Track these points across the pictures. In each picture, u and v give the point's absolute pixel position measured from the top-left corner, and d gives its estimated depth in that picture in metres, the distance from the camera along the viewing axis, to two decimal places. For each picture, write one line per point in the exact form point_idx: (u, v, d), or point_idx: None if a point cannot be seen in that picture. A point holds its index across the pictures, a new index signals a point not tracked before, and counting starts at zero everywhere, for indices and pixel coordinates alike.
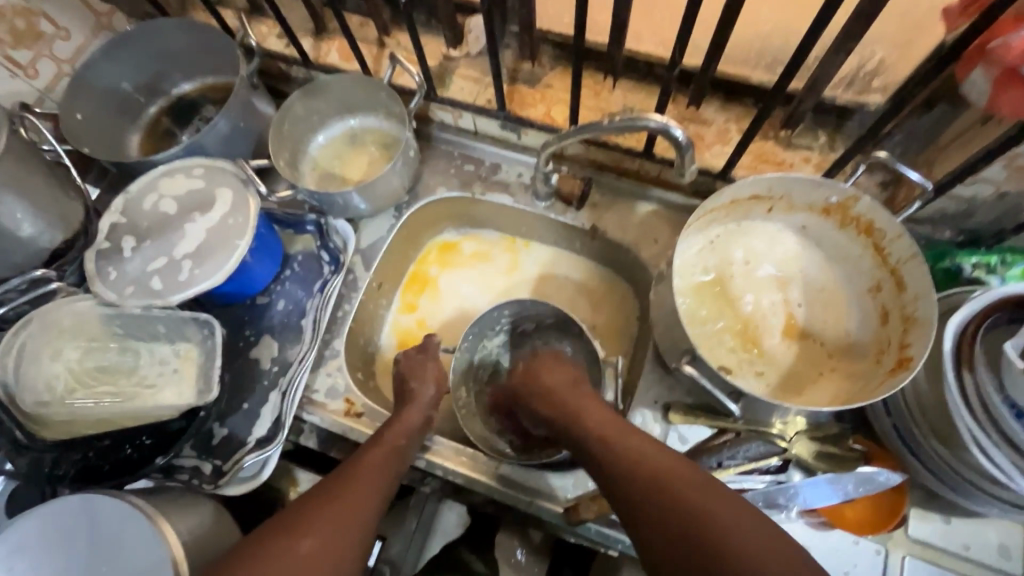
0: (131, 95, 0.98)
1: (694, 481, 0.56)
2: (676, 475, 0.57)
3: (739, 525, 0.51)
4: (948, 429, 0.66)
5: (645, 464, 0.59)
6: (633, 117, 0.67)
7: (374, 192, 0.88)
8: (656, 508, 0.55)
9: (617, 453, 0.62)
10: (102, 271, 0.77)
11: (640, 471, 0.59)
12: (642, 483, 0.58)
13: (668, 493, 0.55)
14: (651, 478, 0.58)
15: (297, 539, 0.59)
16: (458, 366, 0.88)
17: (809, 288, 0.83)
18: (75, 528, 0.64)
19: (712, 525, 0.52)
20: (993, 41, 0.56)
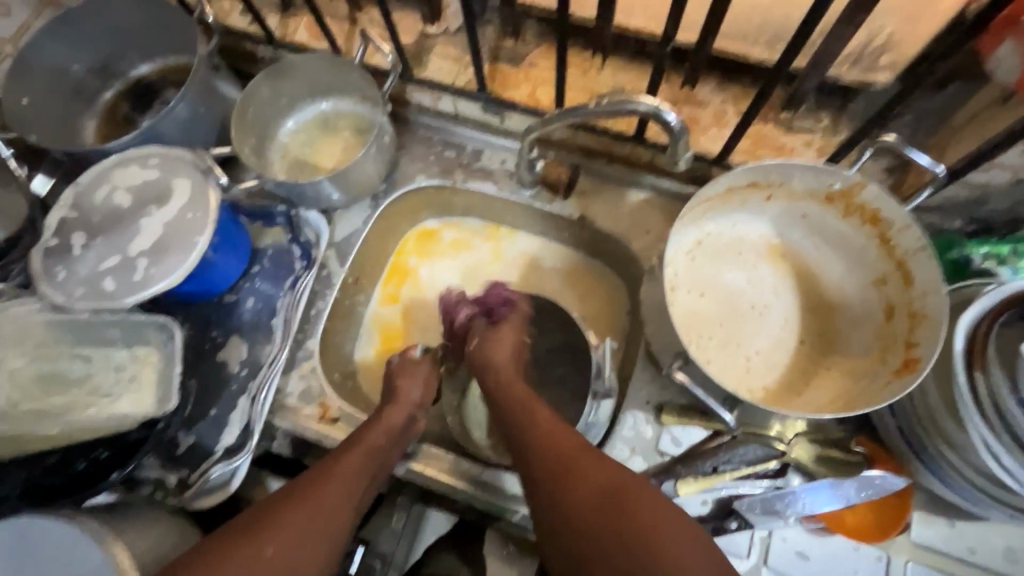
0: (83, 77, 0.91)
1: (640, 493, 0.55)
2: (622, 487, 0.56)
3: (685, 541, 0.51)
4: (956, 433, 0.62)
5: (588, 477, 0.57)
6: (622, 100, 0.62)
7: (347, 182, 0.82)
8: (598, 524, 0.54)
9: (551, 461, 0.60)
10: (50, 271, 0.71)
11: (583, 481, 0.57)
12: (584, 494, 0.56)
13: (611, 506, 0.55)
14: (594, 490, 0.56)
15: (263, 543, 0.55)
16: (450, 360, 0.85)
17: (727, 336, 0.76)
18: (19, 555, 0.60)
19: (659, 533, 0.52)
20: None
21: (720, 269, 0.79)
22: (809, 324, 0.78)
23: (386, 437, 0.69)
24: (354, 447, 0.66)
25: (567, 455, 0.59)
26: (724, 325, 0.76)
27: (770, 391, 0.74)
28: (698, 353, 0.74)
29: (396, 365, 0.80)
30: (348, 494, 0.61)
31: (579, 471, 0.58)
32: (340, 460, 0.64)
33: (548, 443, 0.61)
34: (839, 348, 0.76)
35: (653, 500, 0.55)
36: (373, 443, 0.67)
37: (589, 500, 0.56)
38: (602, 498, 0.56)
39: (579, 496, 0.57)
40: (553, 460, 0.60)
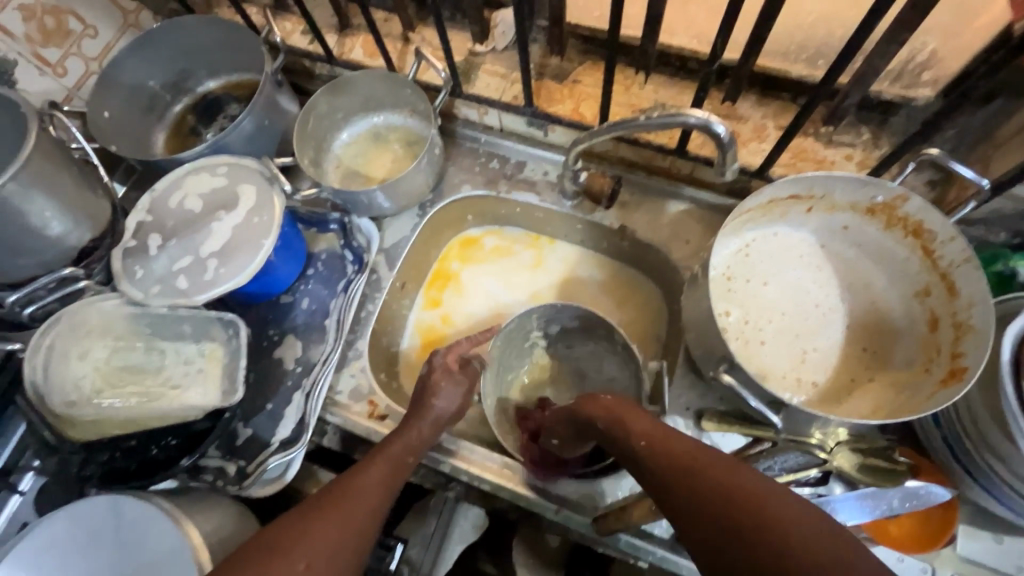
0: (157, 92, 0.98)
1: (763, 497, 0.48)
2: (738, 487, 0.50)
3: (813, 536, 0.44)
4: (1002, 443, 0.62)
5: (713, 484, 0.51)
6: (671, 113, 0.64)
7: (399, 190, 0.86)
8: (740, 537, 0.47)
9: (669, 460, 0.55)
10: (129, 270, 0.77)
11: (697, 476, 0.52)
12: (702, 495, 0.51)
13: (744, 516, 0.47)
14: (714, 492, 0.50)
15: (294, 550, 0.56)
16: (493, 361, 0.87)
17: (792, 322, 0.78)
18: (102, 531, 0.65)
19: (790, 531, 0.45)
20: None
21: (781, 267, 0.81)
22: (861, 333, 0.78)
23: (414, 457, 0.72)
24: (379, 461, 0.68)
25: (685, 463, 0.54)
26: (786, 316, 0.78)
27: (820, 387, 0.76)
28: (754, 334, 0.78)
29: (432, 375, 0.78)
30: (372, 506, 0.64)
31: (704, 480, 0.52)
32: (365, 472, 0.66)
33: (666, 455, 0.56)
34: (893, 358, 0.76)
35: (794, 506, 0.47)
36: (398, 456, 0.70)
37: (709, 504, 0.50)
38: (732, 504, 0.49)
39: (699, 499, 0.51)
40: (674, 471, 0.54)
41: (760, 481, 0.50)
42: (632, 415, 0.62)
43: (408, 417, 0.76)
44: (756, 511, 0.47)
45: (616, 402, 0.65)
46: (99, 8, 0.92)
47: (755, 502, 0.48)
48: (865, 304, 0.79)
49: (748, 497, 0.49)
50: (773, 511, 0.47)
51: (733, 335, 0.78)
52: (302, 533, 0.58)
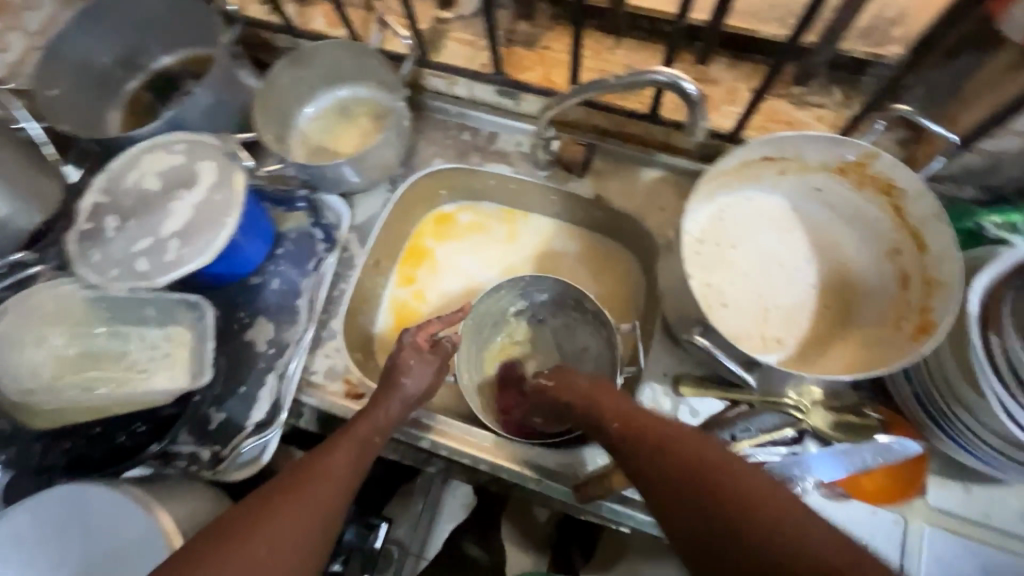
0: (108, 69, 0.94)
1: (739, 474, 0.49)
2: (715, 464, 0.50)
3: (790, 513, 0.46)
4: (971, 395, 0.63)
5: (689, 469, 0.51)
6: (639, 72, 0.63)
7: (368, 163, 0.84)
8: (699, 504, 0.49)
9: (640, 436, 0.56)
10: (85, 253, 0.73)
11: (678, 458, 0.52)
12: (679, 472, 0.51)
13: (717, 492, 0.48)
14: (689, 468, 0.51)
15: (252, 539, 0.55)
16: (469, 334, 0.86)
17: (763, 285, 0.78)
18: (68, 520, 0.64)
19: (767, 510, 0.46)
20: None
21: (753, 231, 0.81)
22: (829, 294, 0.79)
23: (381, 435, 0.70)
24: (344, 443, 0.66)
25: (657, 443, 0.54)
26: (750, 278, 0.79)
27: (784, 346, 0.76)
28: (716, 297, 0.78)
29: (401, 353, 0.75)
30: (334, 488, 0.62)
31: (677, 463, 0.52)
32: (331, 451, 0.65)
33: (637, 437, 0.56)
34: (858, 318, 0.77)
35: (757, 480, 0.48)
36: (363, 436, 0.68)
37: (686, 478, 0.51)
38: (696, 480, 0.50)
39: (676, 476, 0.51)
40: (647, 453, 0.54)
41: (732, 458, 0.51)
42: (603, 397, 0.62)
43: (380, 391, 0.73)
44: (729, 490, 0.48)
45: (593, 382, 0.65)
46: None
47: (721, 479, 0.49)
48: (836, 266, 0.80)
49: (716, 469, 0.50)
50: (738, 482, 0.48)
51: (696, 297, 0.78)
52: (261, 521, 0.57)
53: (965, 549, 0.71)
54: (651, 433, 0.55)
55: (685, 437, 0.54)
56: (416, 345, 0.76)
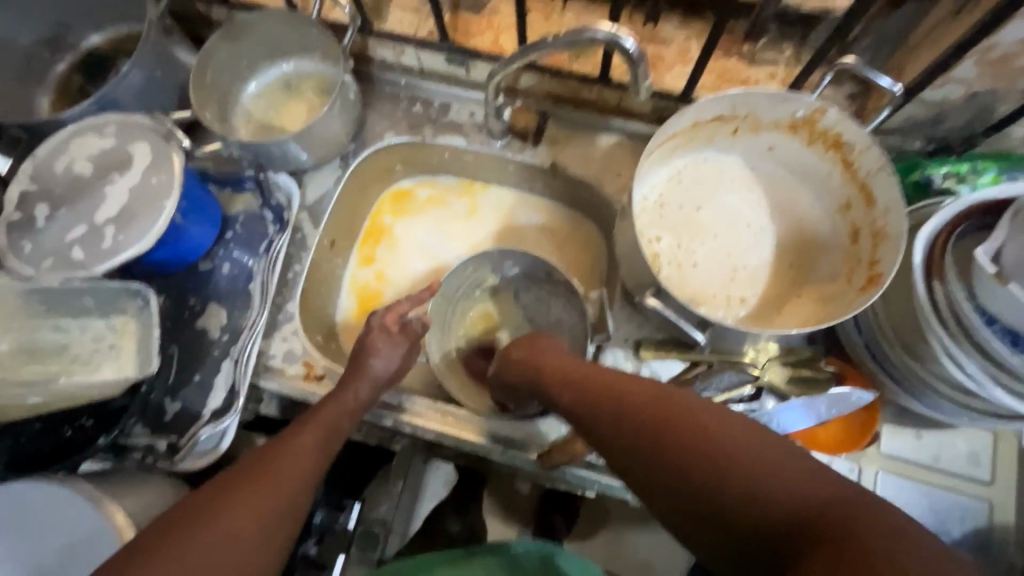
0: (31, 49, 0.88)
1: (687, 404, 0.49)
2: (664, 399, 0.51)
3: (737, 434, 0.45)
4: (921, 343, 0.64)
5: (626, 399, 0.53)
6: (580, 30, 0.61)
7: (313, 140, 0.81)
8: (648, 437, 0.49)
9: (589, 390, 0.57)
10: (16, 244, 0.70)
11: (628, 400, 0.53)
12: (626, 413, 0.52)
13: (663, 423, 0.48)
14: (640, 405, 0.51)
15: (219, 521, 0.53)
16: (435, 310, 0.85)
17: (723, 246, 0.78)
18: (17, 518, 0.63)
19: (715, 434, 0.45)
20: None
21: (711, 193, 0.80)
22: (788, 251, 0.79)
23: (350, 419, 0.69)
24: (310, 425, 0.65)
25: (606, 390, 0.55)
26: (713, 238, 0.79)
27: (746, 304, 0.77)
28: (687, 257, 0.78)
29: (369, 335, 0.74)
30: (301, 472, 0.61)
31: (619, 397, 0.54)
32: (298, 436, 0.63)
33: (593, 387, 0.57)
34: (815, 275, 0.78)
35: (703, 407, 0.48)
36: (331, 420, 0.67)
37: (636, 415, 0.51)
38: (646, 413, 0.50)
39: (627, 417, 0.52)
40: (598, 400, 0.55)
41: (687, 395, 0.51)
42: (563, 364, 0.64)
43: (346, 375, 0.72)
44: (674, 417, 0.48)
45: (527, 349, 0.70)
46: None
47: (668, 411, 0.49)
48: (793, 223, 0.80)
49: (672, 406, 0.49)
50: (687, 410, 0.48)
51: (666, 261, 0.78)
52: (227, 503, 0.55)
53: (917, 492, 0.73)
54: (603, 383, 0.57)
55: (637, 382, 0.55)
56: (378, 326, 0.75)
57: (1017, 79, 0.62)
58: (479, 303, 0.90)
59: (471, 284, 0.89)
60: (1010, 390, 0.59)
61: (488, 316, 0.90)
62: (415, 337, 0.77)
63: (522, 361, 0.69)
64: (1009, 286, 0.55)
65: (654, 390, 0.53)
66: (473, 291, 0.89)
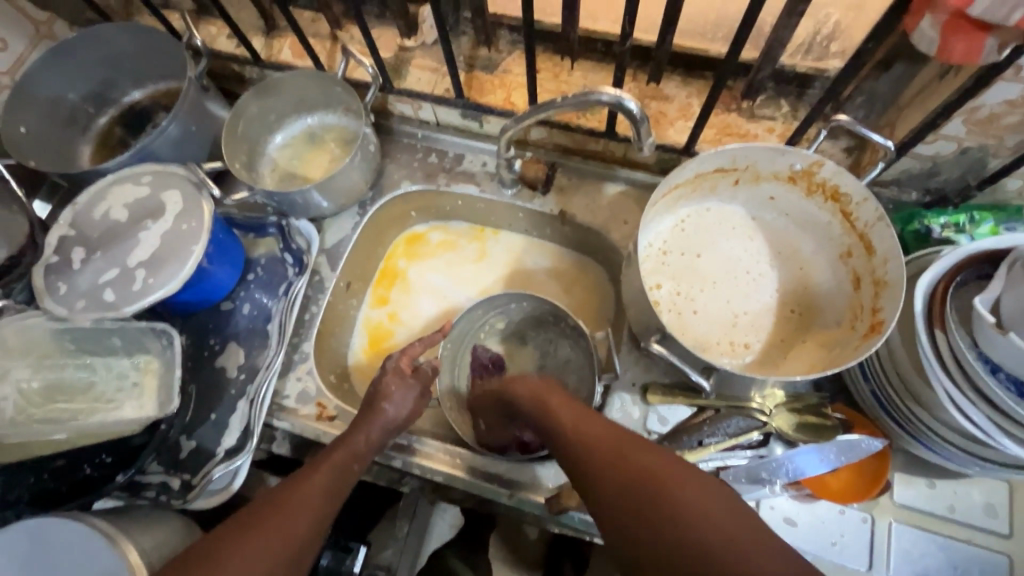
0: (78, 104, 0.95)
1: (687, 483, 0.47)
2: (662, 473, 0.48)
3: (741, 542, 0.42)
4: (926, 391, 0.65)
5: (628, 463, 0.50)
6: (586, 92, 0.66)
7: (333, 189, 0.85)
8: (640, 512, 0.47)
9: (592, 446, 0.55)
10: (51, 286, 0.74)
11: (625, 467, 0.50)
12: (621, 482, 0.50)
13: (650, 505, 0.46)
14: (636, 474, 0.49)
15: (225, 563, 0.53)
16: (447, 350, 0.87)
17: (724, 292, 0.80)
18: (30, 558, 0.63)
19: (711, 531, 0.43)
20: None
21: (714, 241, 0.83)
22: (791, 298, 0.81)
23: (360, 463, 0.70)
24: (321, 468, 0.66)
25: (612, 453, 0.52)
26: (718, 285, 0.81)
27: (751, 349, 0.78)
28: (688, 304, 0.80)
29: (384, 378, 0.76)
30: (311, 517, 0.61)
31: (619, 460, 0.51)
32: (308, 480, 0.64)
33: (596, 450, 0.54)
34: (818, 321, 0.79)
35: (706, 490, 0.46)
36: (342, 463, 0.67)
37: (631, 489, 0.48)
38: (640, 483, 0.48)
39: (623, 486, 0.49)
40: (598, 461, 0.53)
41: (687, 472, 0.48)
42: (562, 403, 0.63)
43: (359, 418, 0.73)
44: (672, 502, 0.46)
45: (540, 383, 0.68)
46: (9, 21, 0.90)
47: (669, 491, 0.46)
48: (794, 270, 0.82)
49: (668, 483, 0.47)
50: (686, 490, 0.46)
51: (666, 307, 0.80)
52: (235, 548, 0.55)
53: (932, 544, 0.72)
54: (602, 444, 0.54)
55: (642, 447, 0.52)
56: (392, 369, 0.77)
57: (1005, 136, 0.65)
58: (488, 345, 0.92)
59: (478, 325, 0.91)
60: (1018, 439, 0.59)
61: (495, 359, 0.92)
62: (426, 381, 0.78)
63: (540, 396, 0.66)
64: (1009, 336, 0.56)
65: (656, 460, 0.50)
66: (482, 333, 0.91)
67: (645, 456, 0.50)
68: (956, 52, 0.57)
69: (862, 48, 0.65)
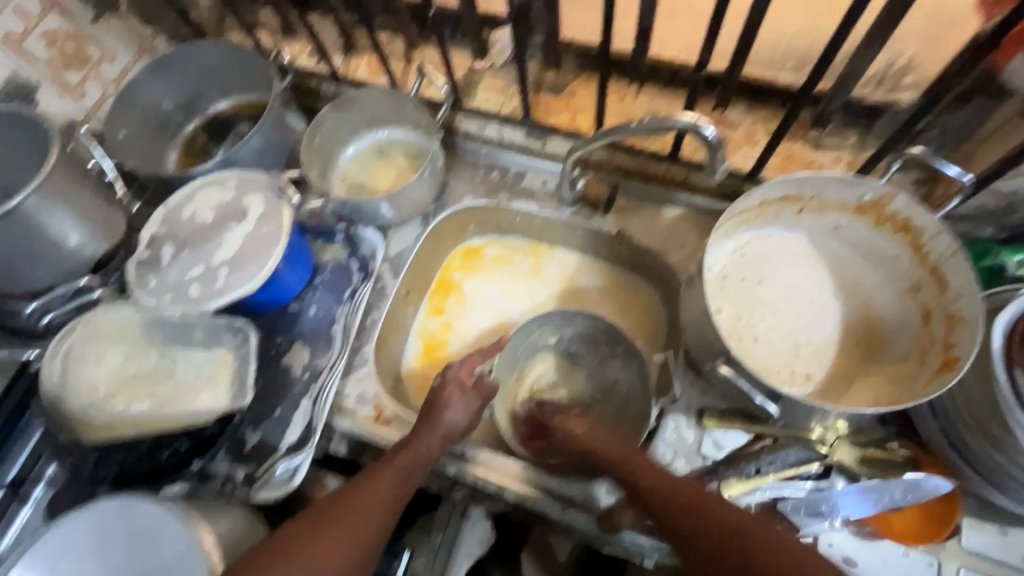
0: (170, 112, 1.02)
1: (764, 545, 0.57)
2: (742, 535, 0.58)
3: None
4: (1001, 432, 0.63)
5: (707, 518, 0.60)
6: (662, 118, 0.68)
7: (403, 200, 0.89)
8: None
9: (669, 501, 0.63)
10: (142, 279, 0.80)
11: (706, 535, 0.60)
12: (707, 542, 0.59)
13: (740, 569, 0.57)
14: (721, 547, 0.59)
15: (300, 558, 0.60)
16: (501, 361, 0.89)
17: (785, 320, 0.80)
18: (115, 534, 0.67)
19: None
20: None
21: (775, 267, 0.83)
22: (855, 329, 0.80)
23: (424, 469, 0.72)
24: (388, 470, 0.69)
25: (687, 512, 0.62)
26: (780, 313, 0.80)
27: (812, 379, 0.77)
28: (748, 330, 0.80)
29: (445, 388, 0.77)
30: (374, 518, 0.65)
31: (698, 515, 0.61)
32: (374, 482, 0.67)
33: (707, 541, 0.59)
34: (883, 355, 0.78)
35: (782, 550, 0.56)
36: (408, 465, 0.70)
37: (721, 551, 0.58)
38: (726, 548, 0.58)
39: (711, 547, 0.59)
40: (676, 516, 0.62)
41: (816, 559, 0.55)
42: (636, 456, 0.68)
43: (421, 423, 0.75)
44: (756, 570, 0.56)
45: (621, 447, 0.70)
46: (117, 34, 0.98)
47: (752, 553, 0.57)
48: (858, 302, 0.81)
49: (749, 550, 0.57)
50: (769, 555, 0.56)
51: (726, 332, 0.80)
52: (311, 539, 0.61)
53: None
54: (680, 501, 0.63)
55: (723, 502, 0.62)
56: (455, 381, 0.78)
57: None
58: (540, 358, 0.92)
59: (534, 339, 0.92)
60: None
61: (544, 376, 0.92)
62: (488, 393, 0.79)
63: (609, 452, 0.70)
64: None
65: (735, 518, 0.60)
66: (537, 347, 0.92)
67: (718, 522, 0.60)
68: None
69: (944, 82, 0.65)
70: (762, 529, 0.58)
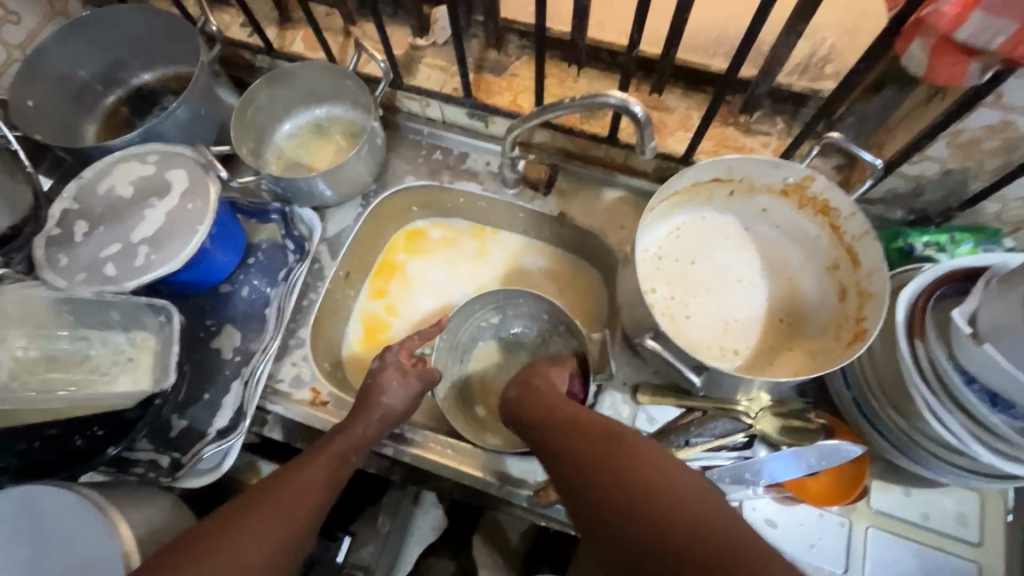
0: (87, 82, 0.95)
1: (646, 457, 0.57)
2: (623, 450, 0.59)
3: (689, 487, 0.53)
4: (906, 401, 0.68)
5: (591, 437, 0.62)
6: (593, 95, 0.69)
7: (340, 180, 0.87)
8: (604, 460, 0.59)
9: (563, 429, 0.65)
10: (52, 258, 0.75)
11: (591, 442, 0.62)
12: (589, 453, 0.61)
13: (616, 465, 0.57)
14: (604, 445, 0.61)
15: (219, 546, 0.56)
16: (443, 340, 0.88)
17: (715, 298, 0.83)
18: (21, 524, 0.64)
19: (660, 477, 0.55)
20: (925, 10, 0.57)
21: (707, 248, 0.86)
22: (779, 306, 0.84)
23: (358, 455, 0.71)
24: (317, 459, 0.67)
25: (579, 438, 0.63)
26: (710, 292, 0.83)
27: (739, 354, 0.81)
28: (680, 308, 0.82)
29: (384, 370, 0.77)
30: (302, 508, 0.62)
31: (584, 437, 0.63)
32: (303, 471, 0.65)
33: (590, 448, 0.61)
34: (805, 331, 0.82)
35: (666, 462, 0.56)
36: (341, 454, 0.69)
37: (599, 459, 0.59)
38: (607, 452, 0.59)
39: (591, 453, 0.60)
40: (565, 437, 0.64)
41: (703, 491, 0.53)
42: (558, 401, 0.70)
43: (356, 410, 0.74)
44: (627, 468, 0.56)
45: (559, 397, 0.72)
46: None
47: (625, 455, 0.58)
48: (783, 281, 0.85)
49: (627, 459, 0.57)
50: (653, 470, 0.56)
51: (660, 310, 0.82)
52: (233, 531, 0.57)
53: (907, 550, 0.74)
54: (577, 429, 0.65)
55: (619, 431, 0.62)
56: (395, 364, 0.77)
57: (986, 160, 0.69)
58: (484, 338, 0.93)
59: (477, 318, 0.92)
60: (990, 447, 0.62)
61: (487, 357, 0.93)
62: (427, 378, 0.78)
63: (532, 403, 0.73)
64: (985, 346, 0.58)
65: (625, 437, 0.61)
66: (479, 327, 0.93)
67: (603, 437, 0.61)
68: (943, 74, 0.60)
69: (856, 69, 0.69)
70: (647, 446, 0.59)
